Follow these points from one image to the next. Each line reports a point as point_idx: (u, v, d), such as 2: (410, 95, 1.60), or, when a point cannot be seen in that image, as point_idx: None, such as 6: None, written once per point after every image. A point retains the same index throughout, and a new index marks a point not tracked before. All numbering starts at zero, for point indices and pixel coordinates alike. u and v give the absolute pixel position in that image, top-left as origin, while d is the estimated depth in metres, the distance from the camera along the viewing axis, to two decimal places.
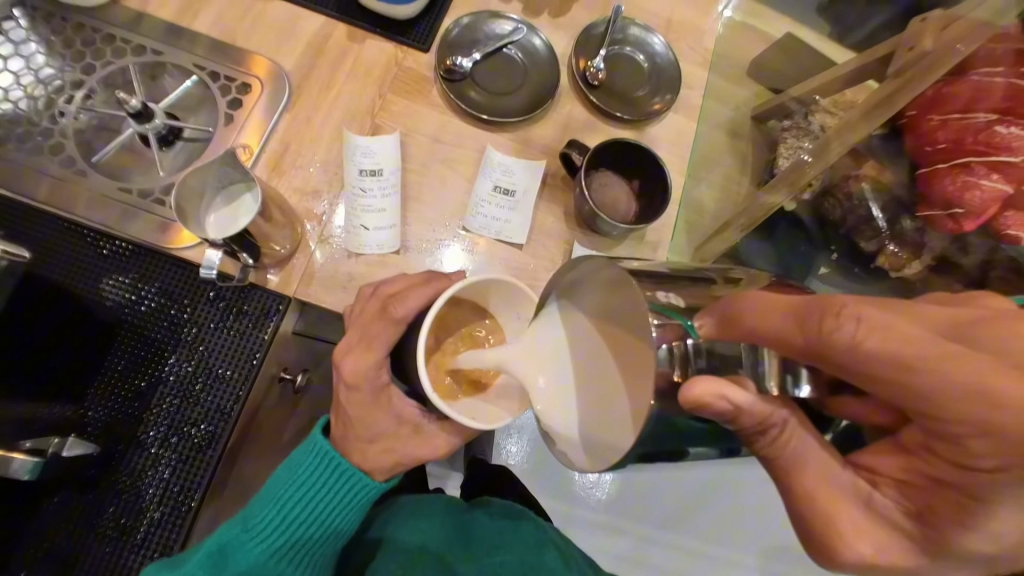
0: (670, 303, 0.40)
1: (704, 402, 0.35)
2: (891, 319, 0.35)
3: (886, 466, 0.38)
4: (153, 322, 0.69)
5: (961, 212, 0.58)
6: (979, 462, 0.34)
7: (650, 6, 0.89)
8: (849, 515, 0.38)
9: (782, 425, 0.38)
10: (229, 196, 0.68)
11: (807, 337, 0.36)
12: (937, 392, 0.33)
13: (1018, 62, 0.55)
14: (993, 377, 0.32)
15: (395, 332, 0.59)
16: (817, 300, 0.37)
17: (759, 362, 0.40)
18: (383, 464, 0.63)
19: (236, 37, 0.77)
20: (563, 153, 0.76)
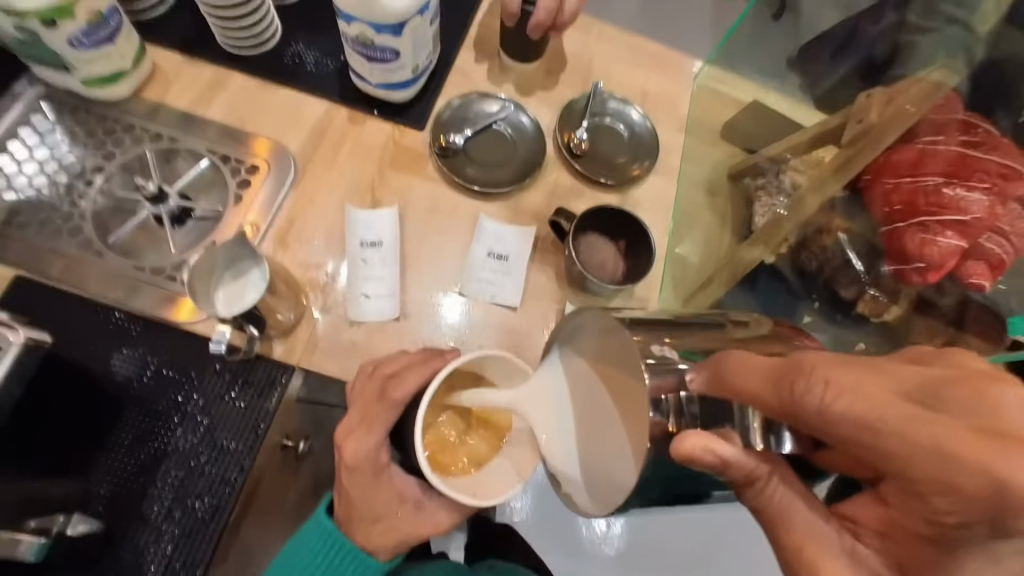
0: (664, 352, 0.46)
1: (692, 456, 0.39)
2: (856, 380, 0.38)
3: (867, 517, 0.41)
4: (160, 395, 0.71)
5: (923, 266, 0.63)
6: (945, 518, 0.36)
7: (627, 81, 0.97)
8: (835, 569, 0.41)
9: (766, 476, 0.42)
10: (236, 271, 0.71)
11: (782, 399, 0.40)
12: (897, 452, 0.36)
13: (960, 130, 0.61)
14: (946, 438, 0.35)
15: (392, 413, 0.61)
16: (790, 363, 0.40)
17: (741, 417, 0.43)
18: (385, 544, 0.65)
19: (245, 122, 0.84)
20: (552, 222, 0.82)
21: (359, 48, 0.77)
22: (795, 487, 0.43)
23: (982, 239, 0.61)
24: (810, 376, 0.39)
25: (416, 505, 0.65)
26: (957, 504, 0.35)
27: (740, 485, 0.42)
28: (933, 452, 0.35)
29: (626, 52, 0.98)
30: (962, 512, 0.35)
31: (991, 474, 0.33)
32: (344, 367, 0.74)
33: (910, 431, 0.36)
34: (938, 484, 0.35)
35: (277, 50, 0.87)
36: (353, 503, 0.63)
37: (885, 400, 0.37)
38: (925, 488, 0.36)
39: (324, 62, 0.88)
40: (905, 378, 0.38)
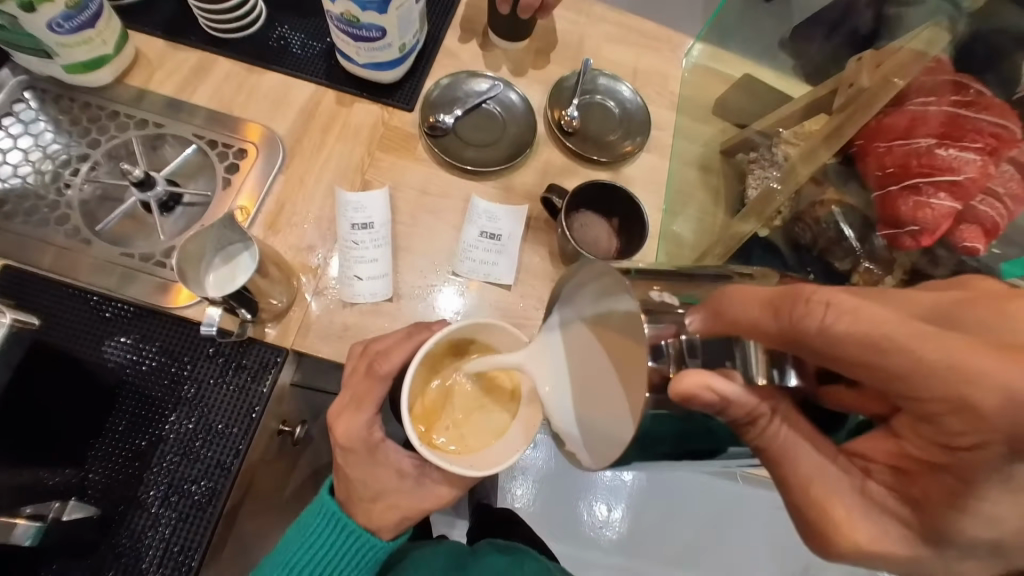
0: (665, 303, 0.42)
1: (690, 395, 0.37)
2: (869, 306, 0.38)
3: (878, 452, 0.41)
4: (154, 382, 0.70)
5: (917, 229, 0.61)
6: (959, 440, 0.37)
7: (617, 58, 0.96)
8: (842, 503, 0.40)
9: (770, 415, 0.40)
10: (227, 255, 0.71)
11: (785, 327, 0.39)
12: (909, 366, 0.36)
13: (952, 91, 0.61)
14: (964, 351, 0.35)
15: (381, 389, 0.63)
16: (792, 292, 0.39)
17: (744, 356, 0.41)
18: (389, 522, 0.65)
19: (232, 107, 0.83)
20: (544, 199, 0.81)
21: (344, 27, 0.76)
22: (800, 428, 0.40)
23: (975, 201, 0.60)
24: (814, 301, 0.38)
25: (415, 480, 0.65)
26: (969, 421, 0.36)
27: (740, 424, 0.40)
28: (944, 368, 0.35)
29: (614, 29, 0.97)
30: (976, 430, 0.36)
31: (1010, 390, 0.34)
32: (339, 350, 0.73)
33: (924, 348, 0.36)
34: (944, 402, 0.36)
35: (262, 34, 0.86)
36: (351, 483, 0.64)
37: (899, 319, 0.37)
38: (935, 407, 0.37)
39: (311, 45, 0.87)
40: (921, 304, 0.40)
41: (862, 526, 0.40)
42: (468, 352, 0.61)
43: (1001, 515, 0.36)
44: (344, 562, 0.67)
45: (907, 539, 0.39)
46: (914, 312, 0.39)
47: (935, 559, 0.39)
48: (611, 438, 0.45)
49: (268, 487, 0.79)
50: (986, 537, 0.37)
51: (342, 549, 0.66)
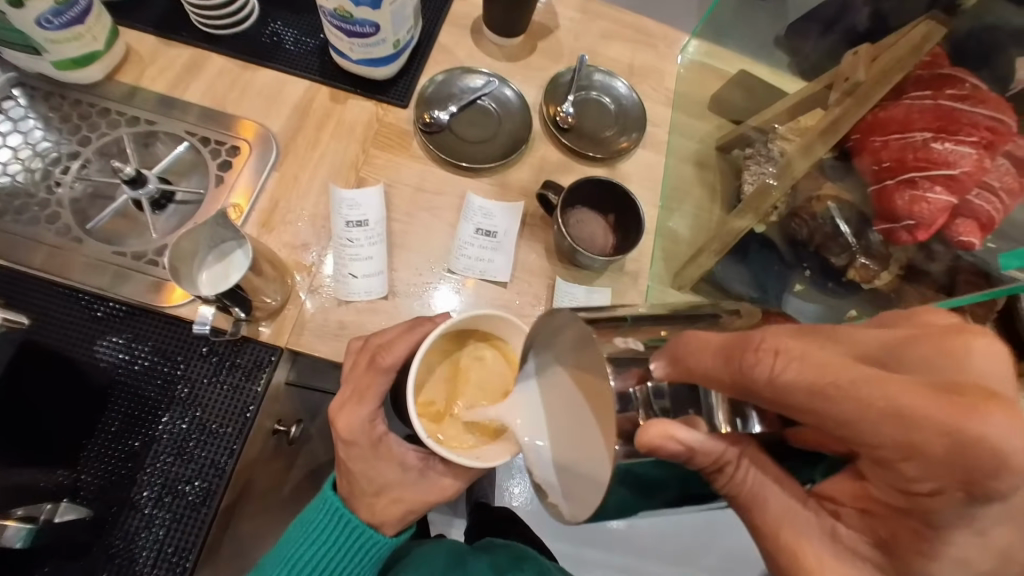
0: (636, 351, 0.40)
1: (654, 447, 0.36)
2: (814, 351, 0.38)
3: (844, 493, 0.42)
4: (147, 381, 0.70)
5: (913, 224, 0.60)
6: (918, 486, 0.37)
7: (612, 54, 0.95)
8: (812, 549, 0.40)
9: (736, 461, 0.39)
10: (221, 252, 0.70)
11: (736, 377, 0.38)
12: (854, 411, 0.36)
13: (945, 88, 0.60)
14: (899, 394, 0.35)
15: (383, 381, 0.63)
16: (740, 338, 0.39)
17: (705, 400, 0.41)
18: (392, 516, 0.65)
19: (225, 104, 0.82)
20: (539, 195, 0.81)
21: (337, 23, 0.76)
22: (767, 471, 0.41)
23: (970, 195, 0.58)
24: (761, 348, 0.38)
25: (418, 473, 0.65)
26: (926, 469, 0.36)
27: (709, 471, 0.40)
28: (890, 415, 0.35)
29: (610, 26, 0.97)
30: (934, 476, 0.36)
31: (959, 435, 0.34)
32: (336, 348, 0.73)
33: (870, 393, 0.36)
34: (901, 449, 0.36)
35: (254, 30, 0.86)
36: (353, 476, 0.64)
37: (846, 366, 0.37)
38: (891, 455, 0.37)
39: (304, 42, 0.86)
40: (866, 345, 0.41)
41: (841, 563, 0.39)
42: (469, 345, 0.61)
43: (973, 558, 0.37)
44: (346, 558, 0.66)
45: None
46: (857, 354, 0.40)
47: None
48: (591, 488, 0.42)
49: (262, 490, 0.78)
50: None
51: (345, 545, 0.66)
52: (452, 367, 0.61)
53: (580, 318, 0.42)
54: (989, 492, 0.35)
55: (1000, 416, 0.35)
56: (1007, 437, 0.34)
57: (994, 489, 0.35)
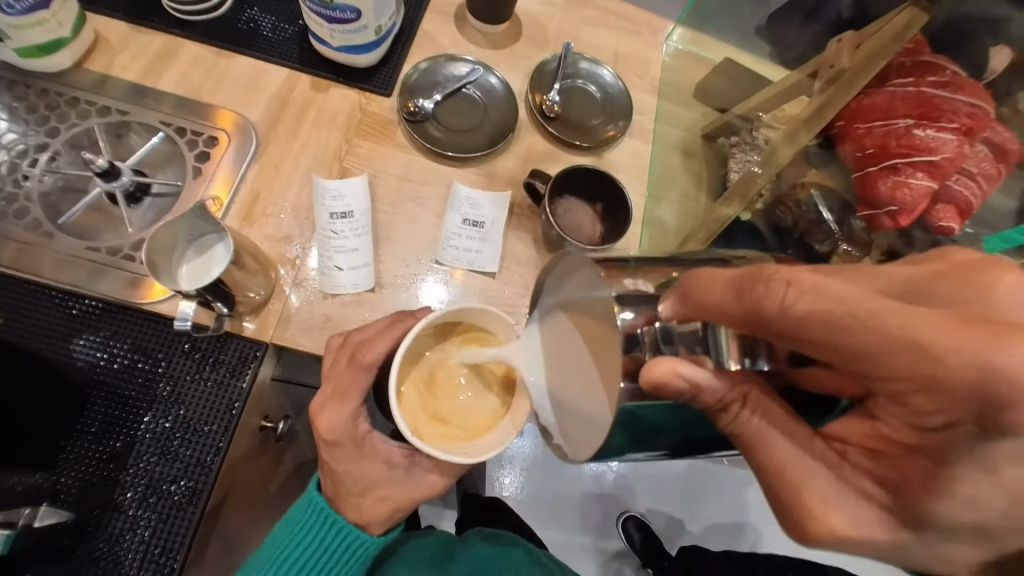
0: (647, 291, 0.40)
1: (660, 383, 0.36)
2: (831, 283, 0.37)
3: (853, 432, 0.39)
4: (127, 380, 0.68)
5: (896, 209, 0.60)
6: (930, 420, 0.35)
7: (598, 41, 0.95)
8: (816, 490, 0.39)
9: (741, 402, 0.39)
10: (201, 247, 0.68)
11: (748, 310, 0.38)
12: (869, 346, 0.35)
13: (925, 74, 0.61)
14: (931, 325, 0.33)
15: (365, 378, 0.62)
16: (752, 270, 0.38)
17: (715, 341, 0.39)
18: (379, 515, 0.65)
19: (201, 93, 0.79)
20: (527, 184, 0.80)
21: (316, 8, 0.73)
22: (778, 414, 0.40)
23: (951, 180, 0.60)
24: (773, 279, 0.37)
25: (405, 470, 0.65)
26: (938, 400, 0.33)
27: (714, 411, 0.39)
28: (910, 345, 0.33)
29: (594, 13, 0.96)
30: (945, 410, 0.33)
31: (983, 365, 0.31)
32: (321, 343, 0.72)
33: (890, 322, 0.34)
34: (913, 383, 0.34)
35: (230, 16, 0.83)
36: (338, 476, 0.63)
37: (866, 296, 0.35)
38: (905, 388, 0.35)
39: (282, 28, 0.84)
40: (891, 280, 0.38)
41: (840, 507, 0.38)
42: (456, 335, 0.61)
43: (983, 500, 0.34)
44: (331, 558, 0.66)
45: (886, 525, 0.37)
46: (879, 289, 0.38)
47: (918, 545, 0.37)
48: (589, 426, 0.44)
49: (247, 487, 0.77)
50: (969, 521, 0.35)
51: (331, 546, 0.65)
52: (439, 359, 0.60)
53: (589, 260, 0.45)
54: (1003, 427, 0.32)
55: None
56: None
57: (1008, 423, 0.31)
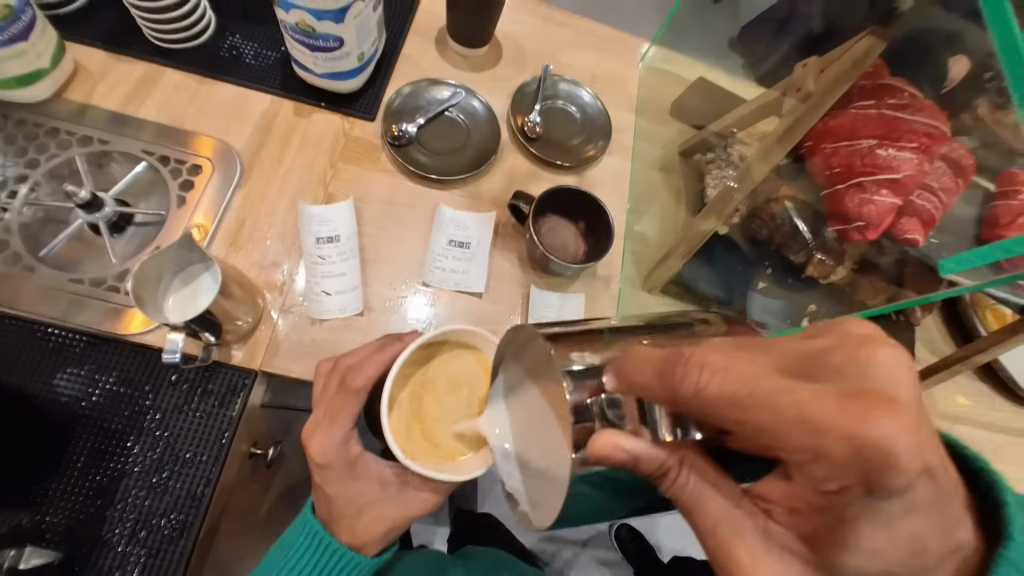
0: (592, 364, 0.42)
1: (604, 456, 0.39)
2: (738, 362, 0.39)
3: (774, 494, 0.41)
4: (113, 413, 0.67)
5: (862, 225, 0.61)
6: (827, 484, 0.37)
7: (577, 63, 0.97)
8: (746, 545, 0.40)
9: (677, 466, 0.41)
10: (187, 276, 0.68)
11: (666, 390, 0.40)
12: (767, 421, 0.37)
13: (882, 98, 0.61)
14: (815, 402, 0.36)
15: (356, 402, 0.63)
16: (672, 353, 0.40)
17: (649, 414, 0.42)
18: (372, 536, 0.65)
19: (184, 121, 0.80)
20: (511, 205, 0.81)
21: (300, 37, 0.75)
22: (711, 477, 0.42)
23: (913, 196, 0.59)
24: (689, 361, 0.39)
25: (397, 488, 0.65)
26: (833, 469, 0.36)
27: (655, 475, 0.43)
28: (799, 421, 0.36)
29: (572, 35, 0.99)
30: (837, 477, 0.36)
31: (856, 439, 0.34)
32: (310, 367, 0.72)
33: (781, 401, 0.36)
34: (805, 452, 0.36)
35: (212, 44, 0.83)
36: (331, 499, 0.63)
37: (765, 377, 0.38)
38: (800, 458, 0.37)
39: (265, 55, 0.85)
40: (788, 354, 0.40)
41: (768, 561, 0.40)
42: (447, 350, 0.62)
43: (882, 550, 0.38)
44: None
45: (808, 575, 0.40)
46: (781, 362, 0.40)
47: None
48: (548, 495, 0.44)
49: (240, 512, 0.76)
50: (876, 568, 0.38)
51: (326, 569, 0.65)
52: (432, 380, 0.61)
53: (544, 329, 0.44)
54: (886, 489, 0.36)
55: (892, 419, 0.34)
56: (898, 438, 0.34)
57: (891, 485, 0.35)
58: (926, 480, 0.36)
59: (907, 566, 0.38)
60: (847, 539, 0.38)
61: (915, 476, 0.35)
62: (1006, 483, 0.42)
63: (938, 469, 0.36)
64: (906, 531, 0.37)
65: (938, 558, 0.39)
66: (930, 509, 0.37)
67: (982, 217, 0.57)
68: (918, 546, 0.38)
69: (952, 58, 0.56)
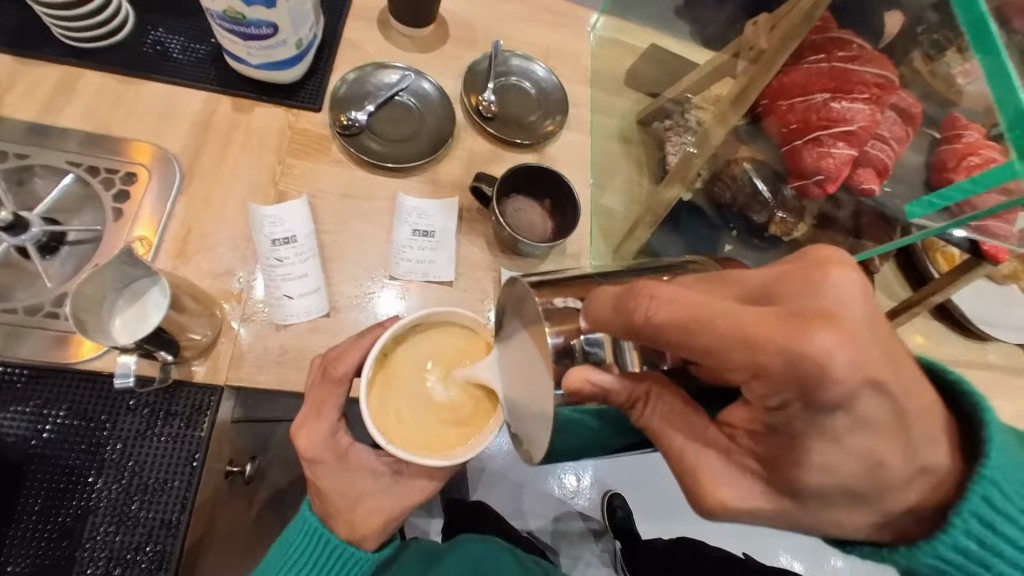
0: (574, 309, 0.43)
1: (575, 390, 0.41)
2: (688, 293, 0.39)
3: (739, 418, 0.41)
4: (68, 449, 0.62)
5: (822, 178, 0.61)
6: (770, 401, 0.37)
7: (527, 36, 0.95)
8: (708, 467, 0.42)
9: (645, 399, 0.42)
10: (133, 293, 0.64)
11: (626, 323, 0.40)
12: (709, 342, 0.37)
13: (831, 50, 0.61)
14: (760, 326, 0.35)
15: (341, 391, 0.62)
16: (626, 289, 0.41)
17: (621, 353, 0.43)
18: (373, 528, 0.63)
19: (109, 125, 0.74)
20: (473, 188, 0.79)
21: (229, 26, 0.69)
22: (681, 405, 0.42)
23: (868, 146, 0.60)
24: (640, 293, 0.39)
25: (392, 478, 0.64)
26: (769, 386, 0.36)
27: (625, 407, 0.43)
28: (741, 341, 0.36)
29: (520, 8, 0.96)
30: (776, 392, 0.36)
31: (792, 353, 0.34)
32: (279, 377, 0.68)
33: (725, 323, 0.36)
34: (746, 370, 0.36)
35: (134, 39, 0.77)
36: (325, 493, 0.62)
37: (715, 300, 0.38)
38: (740, 376, 0.37)
39: (193, 48, 0.79)
40: (748, 283, 0.40)
41: (729, 484, 0.42)
42: (421, 336, 0.60)
43: (834, 465, 0.38)
44: None
45: (768, 496, 0.41)
46: (739, 295, 0.39)
47: (799, 510, 0.41)
48: (543, 429, 0.45)
49: (223, 535, 0.73)
50: (828, 484, 0.39)
51: (325, 568, 0.62)
52: (409, 371, 0.59)
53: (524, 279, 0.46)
54: (824, 402, 0.36)
55: (827, 333, 0.34)
56: (835, 352, 0.34)
57: (828, 400, 0.36)
58: (869, 392, 0.36)
59: (864, 482, 0.39)
60: (800, 455, 0.39)
61: (854, 387, 0.35)
62: (988, 403, 0.41)
63: (887, 384, 0.36)
64: (860, 447, 0.38)
65: (902, 476, 0.39)
66: (880, 426, 0.37)
67: (929, 163, 0.59)
68: (916, 475, 0.39)
69: (887, 13, 0.61)
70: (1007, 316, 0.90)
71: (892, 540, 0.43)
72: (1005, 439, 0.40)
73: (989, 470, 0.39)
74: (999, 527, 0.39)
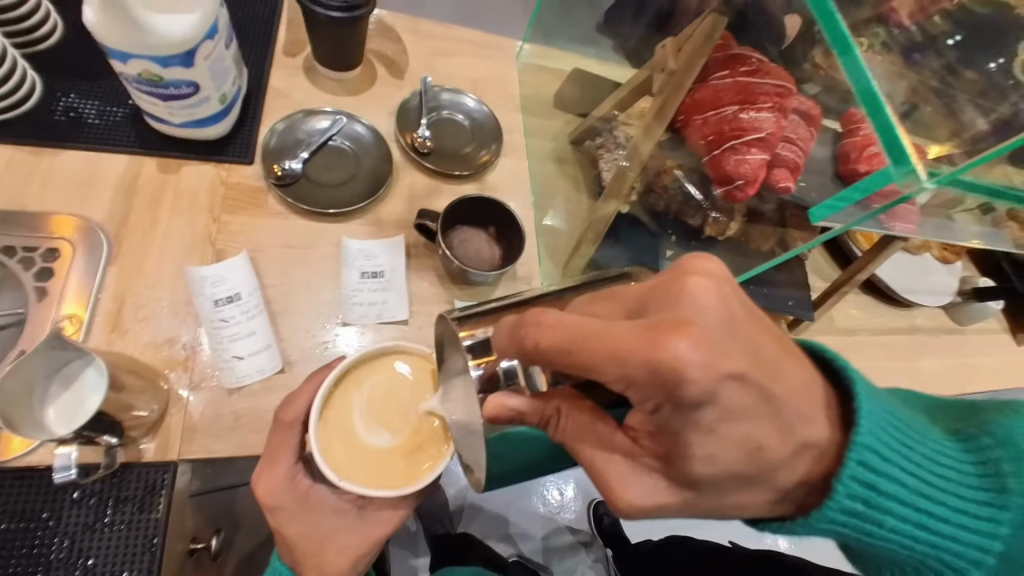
0: (486, 339, 0.46)
1: (493, 417, 0.43)
2: (571, 317, 0.41)
3: (637, 422, 0.43)
4: (7, 557, 0.58)
5: (741, 183, 0.66)
6: (645, 405, 0.41)
7: (454, 71, 0.97)
8: (617, 473, 0.44)
9: (556, 414, 0.44)
10: (65, 378, 0.60)
11: (519, 347, 0.42)
12: (587, 360, 0.39)
13: (733, 66, 0.66)
14: (626, 342, 0.38)
15: (296, 434, 0.61)
16: (519, 319, 0.42)
17: (532, 378, 0.44)
18: (344, 567, 0.61)
19: (24, 201, 0.70)
20: (417, 225, 0.80)
21: (147, 88, 0.68)
22: (591, 413, 0.44)
23: (779, 149, 0.64)
24: (529, 321, 0.41)
25: (357, 514, 0.62)
26: (638, 393, 0.39)
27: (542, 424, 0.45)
28: (611, 354, 0.38)
29: (443, 44, 0.98)
30: (647, 397, 0.39)
31: (652, 361, 0.37)
32: (233, 443, 0.66)
33: (599, 346, 0.38)
34: (620, 381, 0.39)
35: (42, 109, 0.74)
36: (291, 543, 0.60)
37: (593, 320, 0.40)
38: (618, 387, 0.39)
39: (109, 112, 0.76)
40: (628, 298, 0.43)
41: (634, 485, 0.44)
42: (369, 370, 0.60)
43: (715, 454, 0.41)
44: None
45: (671, 489, 0.44)
46: (621, 310, 0.42)
47: (698, 498, 0.44)
48: (478, 451, 0.49)
49: None
50: (716, 472, 0.41)
51: None
52: (361, 405, 0.59)
53: (445, 317, 0.49)
54: (687, 401, 0.38)
55: (680, 339, 0.37)
56: (688, 356, 0.37)
57: (688, 398, 0.38)
58: (731, 384, 0.39)
59: (746, 465, 0.42)
60: (683, 448, 0.41)
61: (710, 384, 0.38)
62: (857, 374, 0.46)
63: (746, 374, 0.39)
64: (734, 434, 0.40)
65: (783, 455, 0.42)
66: (749, 413, 0.40)
67: (835, 155, 0.64)
68: (794, 452, 0.43)
69: (788, 17, 0.63)
70: (924, 282, 0.99)
71: (792, 513, 0.47)
72: (873, 406, 0.45)
73: (859, 441, 0.43)
74: (875, 481, 0.44)
